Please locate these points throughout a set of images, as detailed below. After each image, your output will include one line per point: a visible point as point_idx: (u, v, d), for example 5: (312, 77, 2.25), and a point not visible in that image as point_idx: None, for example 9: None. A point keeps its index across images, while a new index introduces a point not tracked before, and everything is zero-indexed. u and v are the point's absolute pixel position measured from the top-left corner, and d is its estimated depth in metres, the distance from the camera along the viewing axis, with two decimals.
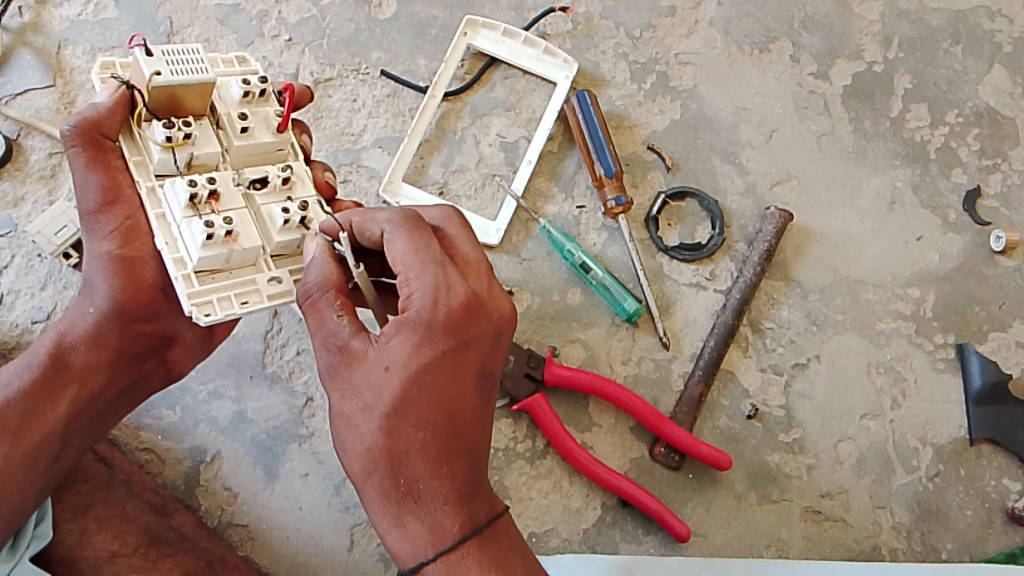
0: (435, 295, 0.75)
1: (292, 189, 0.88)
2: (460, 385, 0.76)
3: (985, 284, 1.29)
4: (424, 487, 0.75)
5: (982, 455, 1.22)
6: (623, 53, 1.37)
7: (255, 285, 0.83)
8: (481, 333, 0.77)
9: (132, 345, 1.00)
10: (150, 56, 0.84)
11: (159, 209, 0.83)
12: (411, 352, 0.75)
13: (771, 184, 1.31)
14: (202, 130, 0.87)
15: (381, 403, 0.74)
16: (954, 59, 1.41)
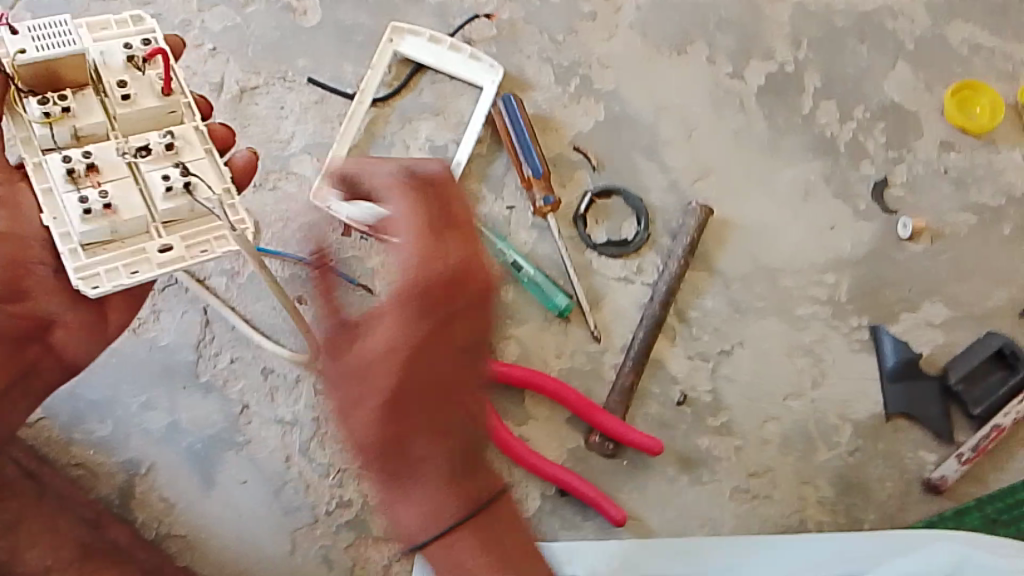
0: (435, 264, 0.80)
1: (181, 157, 0.91)
2: (447, 354, 0.82)
3: (896, 267, 1.36)
4: (426, 454, 0.85)
5: (898, 428, 1.28)
6: (547, 57, 1.41)
7: (146, 254, 0.87)
8: (473, 300, 0.81)
9: (7, 329, 0.97)
10: (16, 34, 0.88)
11: (45, 184, 0.88)
12: (414, 323, 0.80)
13: (692, 179, 1.36)
14: (83, 102, 0.90)
15: (387, 377, 0.80)
16: (861, 56, 1.49)
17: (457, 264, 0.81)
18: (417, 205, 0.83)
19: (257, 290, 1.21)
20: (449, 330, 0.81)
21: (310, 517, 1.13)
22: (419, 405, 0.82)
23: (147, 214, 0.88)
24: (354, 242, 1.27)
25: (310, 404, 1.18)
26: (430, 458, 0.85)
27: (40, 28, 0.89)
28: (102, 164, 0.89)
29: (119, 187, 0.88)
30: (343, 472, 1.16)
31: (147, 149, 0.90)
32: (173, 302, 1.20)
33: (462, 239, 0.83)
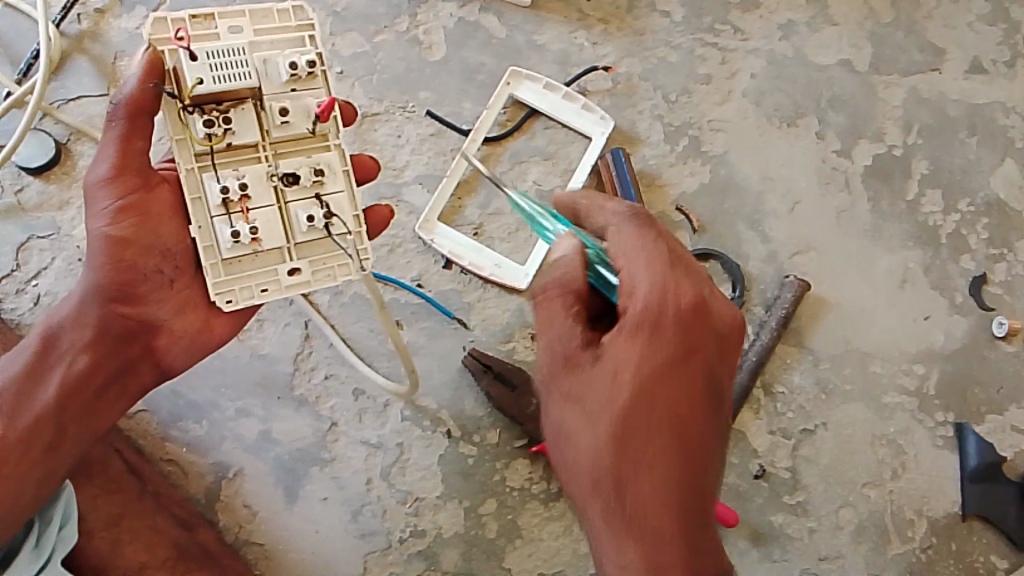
0: (678, 303, 0.84)
1: (322, 186, 0.93)
2: (694, 391, 0.85)
3: (986, 367, 1.35)
4: (654, 487, 0.83)
5: (972, 530, 1.28)
6: (659, 115, 1.40)
7: (275, 275, 0.92)
8: (711, 338, 0.86)
9: (114, 325, 0.99)
10: (194, 60, 0.87)
11: (195, 194, 0.89)
12: (649, 353, 0.83)
13: (790, 253, 1.37)
14: (241, 117, 0.89)
15: (623, 404, 0.83)
16: (969, 149, 1.43)
17: (694, 299, 0.85)
18: (655, 241, 0.86)
19: (358, 311, 1.24)
20: (686, 359, 0.85)
21: (384, 542, 1.17)
22: (665, 431, 0.83)
23: (285, 242, 0.92)
24: (454, 274, 1.29)
25: (396, 430, 1.21)
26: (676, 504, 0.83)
27: (213, 53, 0.87)
28: (251, 187, 0.91)
29: (263, 216, 0.91)
30: (420, 501, 1.19)
31: (295, 177, 0.92)
32: (277, 312, 1.23)
33: (706, 275, 0.88)
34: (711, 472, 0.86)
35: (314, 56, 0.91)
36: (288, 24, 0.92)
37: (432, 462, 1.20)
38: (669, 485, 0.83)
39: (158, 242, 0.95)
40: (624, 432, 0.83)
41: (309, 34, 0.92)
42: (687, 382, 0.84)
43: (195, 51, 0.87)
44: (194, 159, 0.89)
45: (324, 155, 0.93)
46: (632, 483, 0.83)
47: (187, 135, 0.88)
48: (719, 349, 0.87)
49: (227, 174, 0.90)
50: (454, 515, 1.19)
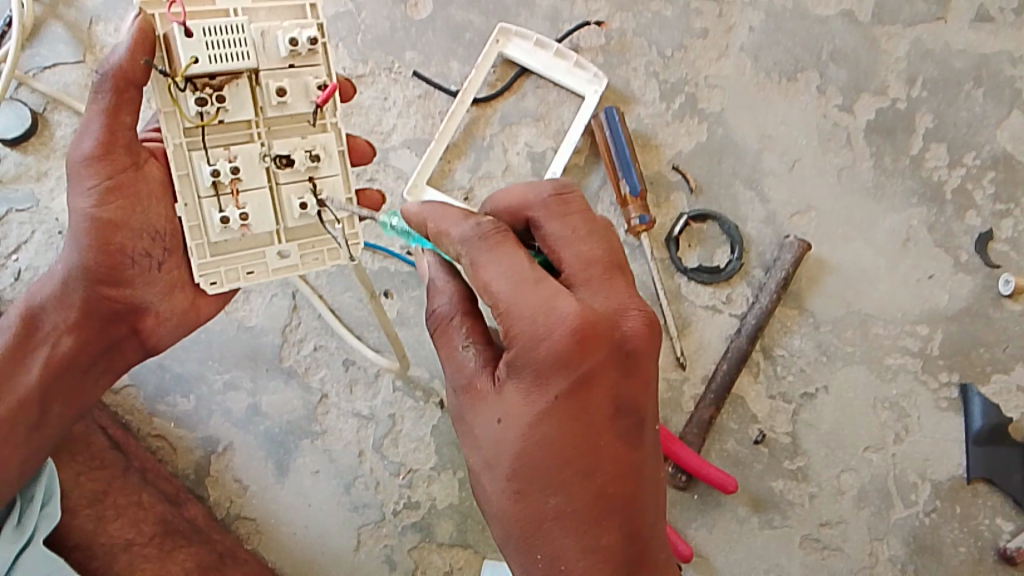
0: (557, 334, 0.70)
1: (317, 170, 0.89)
2: (594, 426, 0.73)
3: (991, 327, 1.31)
4: (562, 539, 0.74)
5: (977, 493, 1.26)
6: (654, 72, 1.35)
7: (262, 258, 0.89)
8: (603, 359, 0.72)
9: (99, 308, 0.95)
10: (189, 37, 0.80)
11: (183, 171, 0.84)
12: (532, 397, 0.72)
13: (790, 214, 1.33)
14: (235, 94, 0.84)
15: (512, 458, 0.73)
16: (975, 102, 1.38)
17: (571, 320, 0.70)
18: (519, 255, 0.73)
19: (345, 280, 1.20)
20: (578, 393, 0.72)
21: (377, 515, 1.15)
22: (566, 478, 0.73)
23: (276, 226, 0.88)
24: None
25: (388, 401, 1.18)
26: (590, 552, 0.74)
27: (211, 31, 0.81)
28: (243, 169, 0.86)
29: (255, 200, 0.87)
30: (413, 473, 1.17)
31: (290, 160, 0.87)
32: (264, 282, 1.19)
33: (601, 275, 0.76)
34: (639, 501, 0.76)
35: (315, 30, 0.85)
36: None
37: (425, 433, 1.18)
38: (581, 532, 0.74)
39: (149, 225, 0.92)
40: (521, 482, 0.74)
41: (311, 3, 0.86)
42: (585, 417, 0.73)
43: (191, 25, 0.80)
44: (183, 135, 0.84)
45: (320, 137, 0.88)
46: (540, 537, 0.74)
47: (177, 110, 0.83)
48: (616, 368, 0.73)
49: (218, 154, 0.85)
50: (447, 486, 1.17)
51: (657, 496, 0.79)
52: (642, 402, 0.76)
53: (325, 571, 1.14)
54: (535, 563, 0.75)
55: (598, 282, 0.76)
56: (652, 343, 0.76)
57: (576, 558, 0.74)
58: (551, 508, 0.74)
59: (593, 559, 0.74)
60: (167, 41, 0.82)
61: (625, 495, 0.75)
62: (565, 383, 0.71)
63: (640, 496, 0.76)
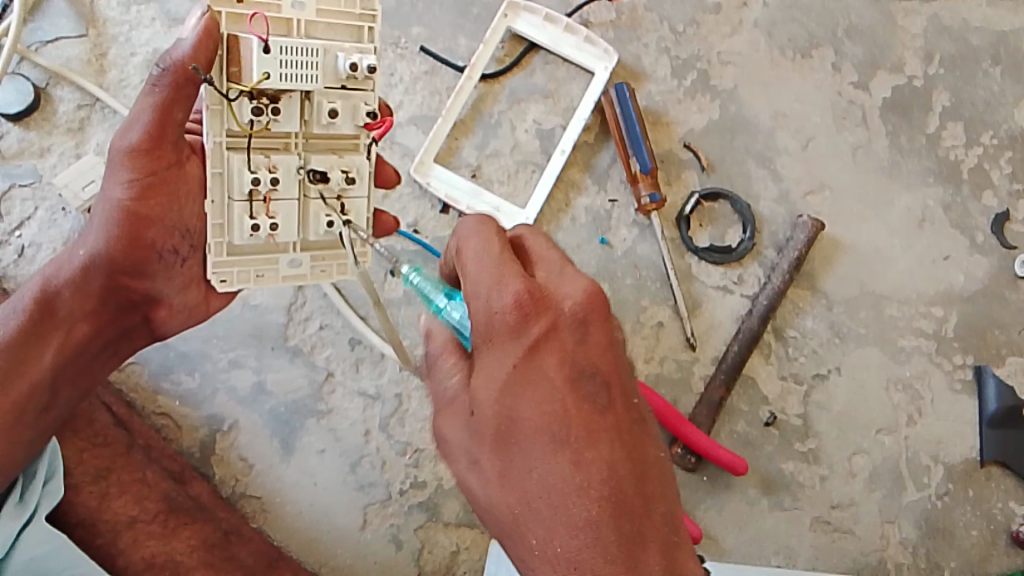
0: (503, 298, 0.66)
1: (349, 191, 0.86)
2: (554, 391, 0.66)
3: (1007, 309, 1.30)
4: (550, 522, 0.63)
5: (990, 477, 1.25)
6: (666, 48, 1.32)
7: (274, 264, 0.86)
8: (551, 325, 0.67)
9: (116, 296, 0.96)
10: (267, 53, 0.76)
11: (218, 169, 0.80)
12: (489, 371, 0.67)
13: (804, 192, 1.30)
14: (288, 105, 0.81)
15: (486, 438, 0.66)
16: (993, 80, 1.36)
17: (515, 290, 0.66)
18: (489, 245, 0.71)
19: None
20: (534, 360, 0.66)
21: (384, 494, 1.14)
22: (538, 450, 0.64)
23: (297, 237, 0.85)
24: (451, 219, 1.26)
25: (395, 380, 1.17)
26: (582, 529, 0.63)
27: (288, 49, 0.77)
28: (281, 180, 0.82)
29: (285, 210, 0.83)
30: (419, 452, 1.16)
31: (325, 178, 0.84)
32: None
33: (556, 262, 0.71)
34: (627, 466, 0.65)
35: (374, 57, 0.82)
36: (350, 10, 0.82)
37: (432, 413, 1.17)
38: (567, 507, 0.63)
39: (181, 223, 0.92)
40: (501, 461, 0.65)
41: (369, 25, 0.83)
42: (546, 385, 0.66)
43: (270, 41, 0.76)
44: (225, 135, 0.79)
45: (356, 158, 0.86)
46: (528, 522, 0.64)
47: (227, 110, 0.78)
48: (569, 332, 0.67)
49: (259, 162, 0.81)
50: None
51: (652, 467, 0.68)
52: (608, 366, 0.69)
53: (331, 550, 1.13)
54: (531, 553, 0.65)
55: (556, 268, 0.71)
56: (606, 307, 0.69)
57: (569, 542, 0.63)
58: (533, 486, 0.64)
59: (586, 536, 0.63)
60: (232, 42, 0.77)
61: (608, 463, 0.65)
62: (519, 349, 0.66)
63: (628, 464, 0.65)
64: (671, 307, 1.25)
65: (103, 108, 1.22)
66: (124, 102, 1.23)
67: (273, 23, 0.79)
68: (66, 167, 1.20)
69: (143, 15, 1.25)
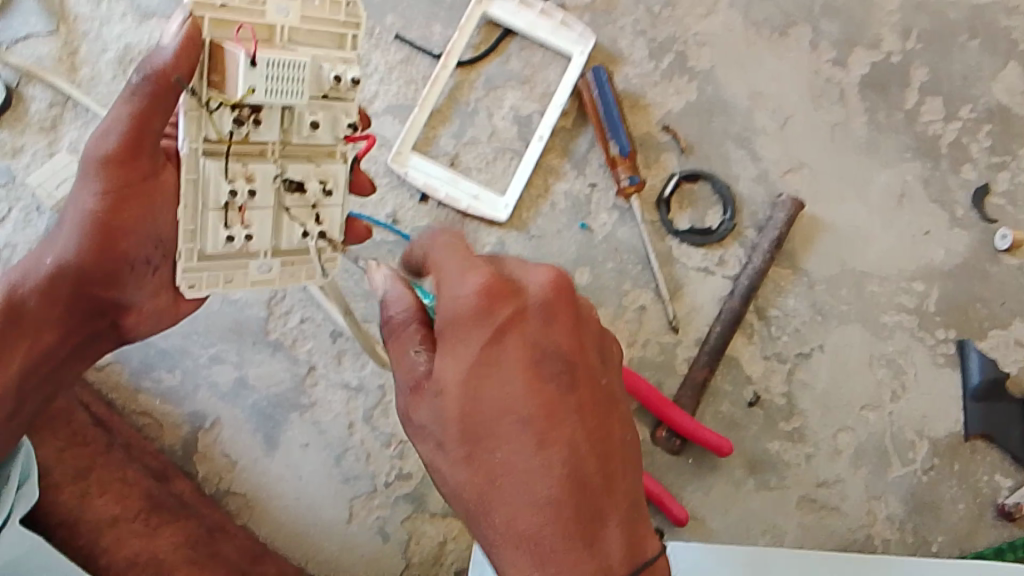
0: (471, 292, 0.68)
1: (325, 201, 0.85)
2: (521, 377, 0.67)
3: (988, 282, 1.30)
4: (514, 500, 0.67)
5: (975, 450, 1.25)
6: (642, 31, 1.31)
7: (244, 269, 0.84)
8: (518, 315, 0.68)
9: (85, 304, 0.94)
10: (253, 67, 0.73)
11: (192, 174, 0.78)
12: (456, 359, 0.67)
13: (783, 171, 1.30)
14: (269, 115, 0.79)
15: (453, 424, 0.67)
16: (970, 54, 1.35)
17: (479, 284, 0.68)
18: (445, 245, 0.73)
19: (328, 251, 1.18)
20: (502, 347, 0.68)
21: (369, 486, 1.14)
22: (504, 435, 0.67)
23: (270, 245, 0.84)
24: (431, 208, 1.25)
25: (377, 371, 1.17)
26: (546, 506, 0.66)
27: (276, 62, 0.74)
28: (258, 189, 0.81)
29: (260, 219, 0.82)
30: (404, 443, 1.16)
31: (301, 188, 0.83)
32: None
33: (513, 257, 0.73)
34: (589, 445, 0.68)
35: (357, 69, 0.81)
36: (334, 18, 0.80)
37: None
38: (532, 487, 0.66)
39: (155, 232, 0.91)
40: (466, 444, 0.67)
41: (352, 33, 0.81)
42: (513, 371, 0.67)
43: (258, 55, 0.73)
44: (202, 141, 0.77)
45: (334, 168, 0.85)
46: (493, 500, 0.67)
47: (206, 117, 0.77)
48: (535, 321, 0.69)
49: (236, 171, 0.79)
50: None
51: (613, 444, 0.71)
52: (574, 349, 0.70)
53: (318, 544, 1.12)
54: (495, 532, 0.68)
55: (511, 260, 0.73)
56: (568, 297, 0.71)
57: (533, 517, 0.66)
58: (498, 467, 0.67)
59: (546, 512, 0.66)
60: (217, 53, 0.75)
61: (572, 443, 0.68)
62: (485, 338, 0.67)
63: (588, 444, 0.68)
64: (653, 291, 1.25)
65: (76, 106, 1.21)
66: (96, 99, 1.21)
67: (258, 30, 0.76)
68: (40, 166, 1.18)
69: (114, 10, 1.23)
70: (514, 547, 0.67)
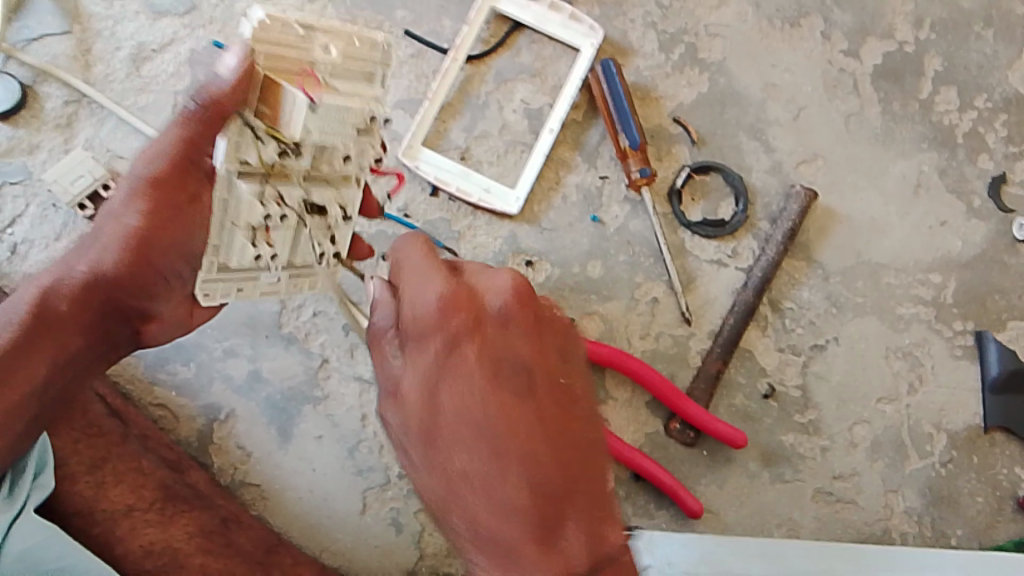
0: (429, 301, 0.68)
1: (341, 224, 0.85)
2: (476, 385, 0.67)
3: (1007, 273, 1.28)
4: (472, 503, 0.67)
5: (995, 443, 1.24)
6: (652, 23, 1.31)
7: (254, 279, 0.81)
8: (473, 325, 0.68)
9: (110, 309, 0.93)
10: (311, 109, 0.70)
11: (226, 198, 0.74)
12: (417, 366, 0.68)
13: (796, 163, 1.29)
14: (308, 151, 0.76)
15: (414, 431, 0.68)
16: (986, 43, 1.34)
17: (434, 297, 0.68)
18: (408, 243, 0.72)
19: None
20: (462, 354, 0.67)
21: (382, 479, 1.14)
22: (460, 443, 0.67)
23: (284, 258, 0.81)
24: (442, 202, 1.24)
25: None
26: (503, 512, 0.66)
27: (333, 108, 0.71)
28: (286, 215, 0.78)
29: (282, 240, 0.80)
30: None
31: (323, 212, 0.82)
32: None
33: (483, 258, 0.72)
34: (549, 453, 0.67)
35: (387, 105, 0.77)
36: (375, 56, 0.74)
37: None
38: (487, 491, 0.66)
39: (188, 248, 0.94)
40: (428, 450, 0.68)
41: (390, 70, 0.76)
42: (471, 377, 0.67)
43: (316, 99, 0.70)
44: (241, 166, 0.73)
45: (352, 193, 0.84)
46: (454, 503, 0.68)
47: (250, 146, 0.73)
48: (492, 330, 0.68)
49: (269, 195, 0.76)
50: None
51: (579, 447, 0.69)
52: (530, 355, 0.69)
53: (330, 536, 1.12)
54: (459, 531, 0.69)
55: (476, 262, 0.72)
56: (525, 304, 0.70)
57: (494, 519, 0.67)
58: (456, 474, 0.67)
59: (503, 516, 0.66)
60: (272, 93, 0.70)
61: (527, 452, 0.66)
62: (440, 347, 0.67)
63: (549, 452, 0.67)
64: (666, 283, 1.24)
65: (90, 103, 1.22)
66: (110, 97, 1.22)
67: (306, 70, 0.71)
68: (56, 162, 1.19)
69: (127, 9, 1.24)
70: (479, 549, 0.69)
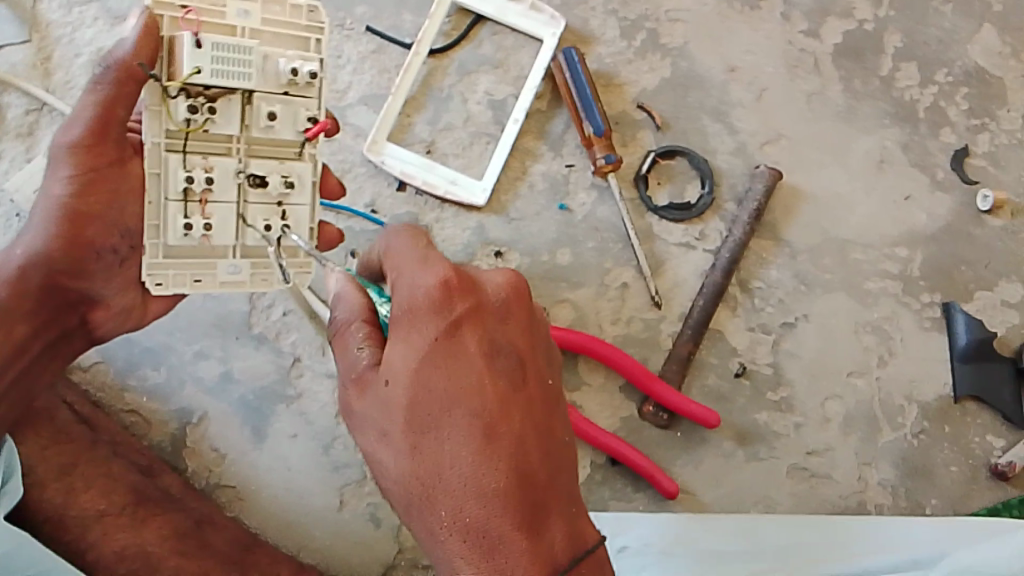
0: (428, 280, 0.68)
1: (290, 198, 0.83)
2: (471, 368, 0.67)
3: (972, 244, 1.30)
4: (456, 490, 0.65)
5: (966, 412, 1.25)
6: (613, 10, 1.31)
7: (213, 269, 0.81)
8: (471, 308, 0.69)
9: (54, 298, 0.94)
10: (198, 47, 0.73)
11: (156, 169, 0.77)
12: (410, 347, 0.67)
13: (761, 143, 1.30)
14: (226, 107, 0.78)
15: (398, 414, 0.66)
16: (945, 18, 1.35)
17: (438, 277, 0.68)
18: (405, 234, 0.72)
19: None
20: (456, 339, 0.68)
21: (359, 474, 1.15)
22: (448, 426, 0.66)
23: (234, 241, 0.81)
24: (409, 196, 1.24)
25: None
26: (490, 500, 0.65)
27: (220, 44, 0.74)
28: (217, 182, 0.79)
29: (222, 213, 0.80)
30: None
31: (263, 181, 0.81)
32: None
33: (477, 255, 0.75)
34: (535, 445, 0.68)
35: (318, 64, 0.80)
36: (297, 21, 0.80)
37: None
38: (474, 479, 0.65)
39: (122, 222, 0.93)
40: (414, 435, 0.66)
41: (316, 38, 0.81)
42: (465, 363, 0.67)
43: (202, 37, 0.74)
44: (164, 135, 0.77)
45: (299, 165, 0.83)
46: (435, 494, 0.66)
47: (165, 111, 0.76)
48: (489, 319, 0.70)
49: (195, 162, 0.78)
50: None
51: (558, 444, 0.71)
52: (523, 347, 0.71)
53: (309, 533, 1.13)
54: (437, 525, 0.66)
55: None
56: (521, 297, 0.72)
57: (476, 509, 0.65)
58: (440, 461, 0.66)
59: (490, 507, 0.65)
60: (172, 46, 0.76)
61: (518, 439, 0.67)
62: (438, 327, 0.67)
63: (536, 444, 0.68)
64: (635, 268, 1.25)
65: (51, 111, 1.21)
66: (70, 104, 1.22)
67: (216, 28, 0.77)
68: (18, 171, 1.19)
69: (85, 15, 1.24)
70: (460, 542, 0.66)
